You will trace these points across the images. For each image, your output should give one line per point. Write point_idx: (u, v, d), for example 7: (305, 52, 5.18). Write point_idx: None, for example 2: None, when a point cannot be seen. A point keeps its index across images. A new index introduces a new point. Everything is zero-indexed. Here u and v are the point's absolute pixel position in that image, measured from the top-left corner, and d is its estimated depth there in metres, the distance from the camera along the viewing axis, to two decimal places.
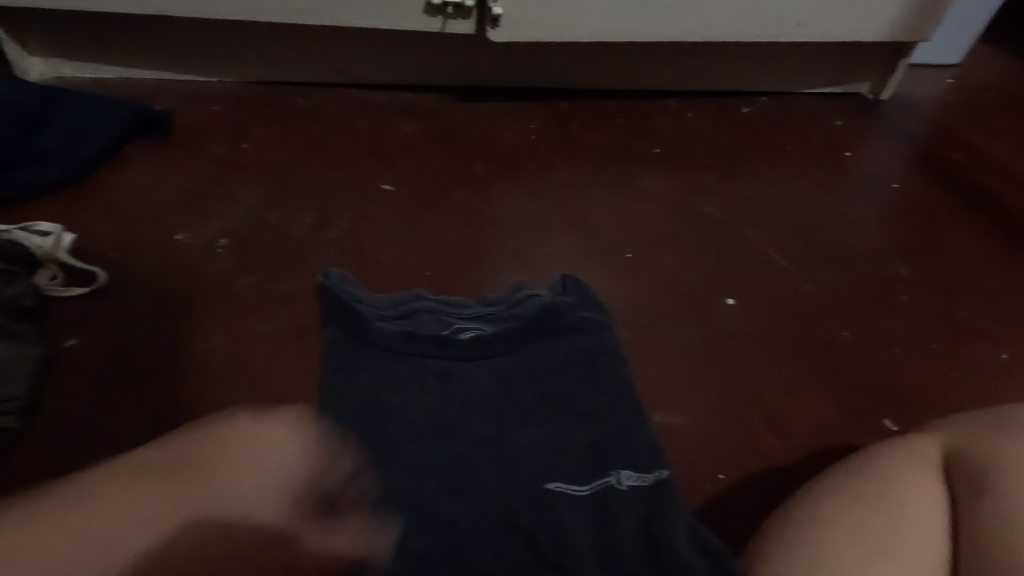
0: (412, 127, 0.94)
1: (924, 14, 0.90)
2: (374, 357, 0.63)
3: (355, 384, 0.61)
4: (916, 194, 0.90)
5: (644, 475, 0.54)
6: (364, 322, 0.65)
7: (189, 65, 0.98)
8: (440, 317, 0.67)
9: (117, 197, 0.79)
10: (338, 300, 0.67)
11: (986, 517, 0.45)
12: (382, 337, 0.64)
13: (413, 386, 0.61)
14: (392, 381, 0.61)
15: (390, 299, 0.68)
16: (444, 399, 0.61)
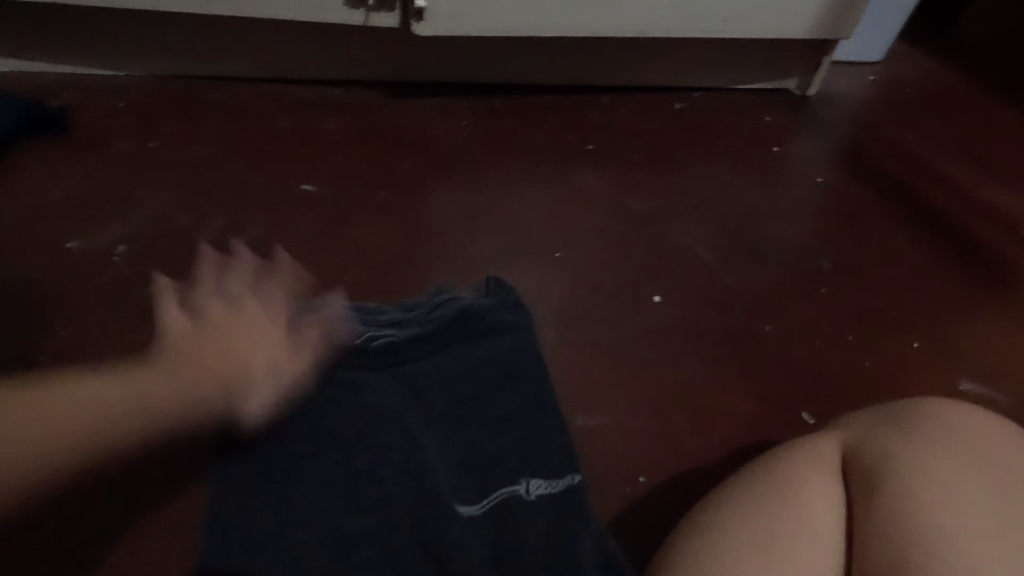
0: (336, 124, 0.91)
1: (841, 14, 0.95)
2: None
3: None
4: (837, 187, 0.92)
5: (553, 483, 0.53)
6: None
7: (91, 58, 0.92)
8: (350, 323, 0.63)
9: (4, 201, 0.74)
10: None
11: (883, 525, 0.41)
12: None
13: (315, 396, 0.57)
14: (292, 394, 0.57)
15: (294, 303, 0.63)
16: (347, 410, 0.56)
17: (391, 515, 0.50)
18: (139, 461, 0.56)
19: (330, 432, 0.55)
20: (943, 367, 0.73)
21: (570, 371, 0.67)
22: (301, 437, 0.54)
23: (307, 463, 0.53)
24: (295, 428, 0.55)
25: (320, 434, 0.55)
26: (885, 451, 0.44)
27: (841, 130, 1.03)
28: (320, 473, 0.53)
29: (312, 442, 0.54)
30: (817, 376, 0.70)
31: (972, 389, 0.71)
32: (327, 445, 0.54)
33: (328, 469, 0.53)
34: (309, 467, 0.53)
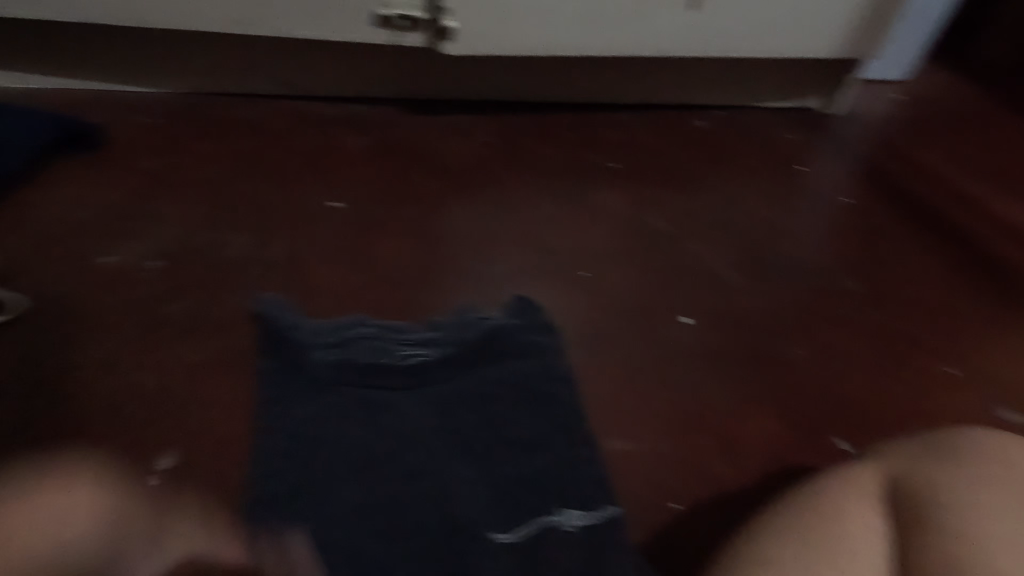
0: (360, 141, 0.92)
1: (865, 33, 0.94)
2: (311, 389, 0.60)
3: (290, 419, 0.58)
4: (863, 207, 0.92)
5: (589, 513, 0.53)
6: (300, 355, 0.63)
7: (123, 76, 0.95)
8: (381, 343, 0.64)
9: (38, 216, 0.76)
10: (273, 330, 0.65)
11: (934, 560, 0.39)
12: (318, 368, 0.61)
13: (350, 418, 0.58)
14: (328, 416, 0.58)
15: (329, 324, 0.66)
16: (382, 431, 0.58)
17: (428, 540, 0.51)
18: (168, 480, 0.56)
19: (365, 455, 0.56)
20: (977, 393, 0.71)
21: (596, 392, 0.66)
22: (337, 459, 0.56)
23: (343, 484, 0.54)
24: (330, 449, 0.56)
25: (354, 456, 0.56)
26: (931, 483, 0.43)
27: (866, 149, 1.02)
28: (356, 495, 0.54)
29: (348, 464, 0.55)
30: (847, 400, 0.69)
31: (1008, 418, 0.70)
32: (363, 466, 0.55)
33: (365, 491, 0.54)
34: (344, 489, 0.54)
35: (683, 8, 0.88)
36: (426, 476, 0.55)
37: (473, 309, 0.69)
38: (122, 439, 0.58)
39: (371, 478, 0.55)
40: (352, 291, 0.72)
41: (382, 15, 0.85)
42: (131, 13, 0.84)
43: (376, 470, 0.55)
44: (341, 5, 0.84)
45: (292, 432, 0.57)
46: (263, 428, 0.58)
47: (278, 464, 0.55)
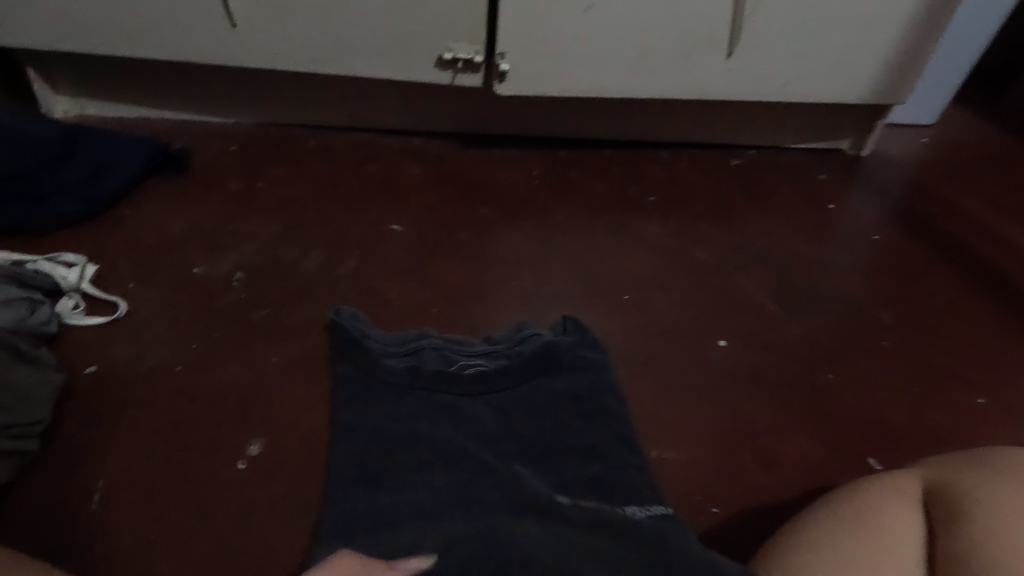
0: (419, 170, 1.00)
1: (896, 81, 1.00)
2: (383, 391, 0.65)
3: (364, 419, 0.63)
4: (895, 244, 0.95)
5: (648, 508, 0.56)
6: (372, 360, 0.68)
7: (208, 108, 1.06)
8: (443, 351, 0.70)
9: (136, 229, 0.85)
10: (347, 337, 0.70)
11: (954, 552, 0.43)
12: (389, 371, 0.67)
13: (421, 417, 0.64)
14: (400, 415, 0.64)
15: (397, 336, 0.71)
16: (448, 428, 0.63)
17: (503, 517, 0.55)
18: (253, 467, 0.61)
19: (436, 446, 0.61)
20: (1011, 423, 0.73)
21: (640, 407, 0.71)
22: (413, 452, 0.61)
23: (421, 473, 0.59)
24: (404, 444, 0.61)
25: (427, 447, 0.61)
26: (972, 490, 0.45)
27: (898, 189, 1.06)
28: (435, 483, 0.58)
29: (423, 455, 0.60)
30: (881, 424, 0.72)
31: None
32: (434, 455, 0.60)
33: (440, 480, 0.58)
34: (420, 477, 0.59)
35: (722, 55, 0.94)
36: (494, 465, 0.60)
37: (527, 326, 0.74)
38: (212, 427, 0.64)
39: (444, 465, 0.60)
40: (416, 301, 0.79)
41: (444, 58, 0.94)
42: (225, 54, 0.94)
43: (448, 462, 0.60)
44: (409, 49, 0.93)
45: (370, 429, 0.62)
46: (344, 428, 0.63)
47: (360, 459, 0.60)
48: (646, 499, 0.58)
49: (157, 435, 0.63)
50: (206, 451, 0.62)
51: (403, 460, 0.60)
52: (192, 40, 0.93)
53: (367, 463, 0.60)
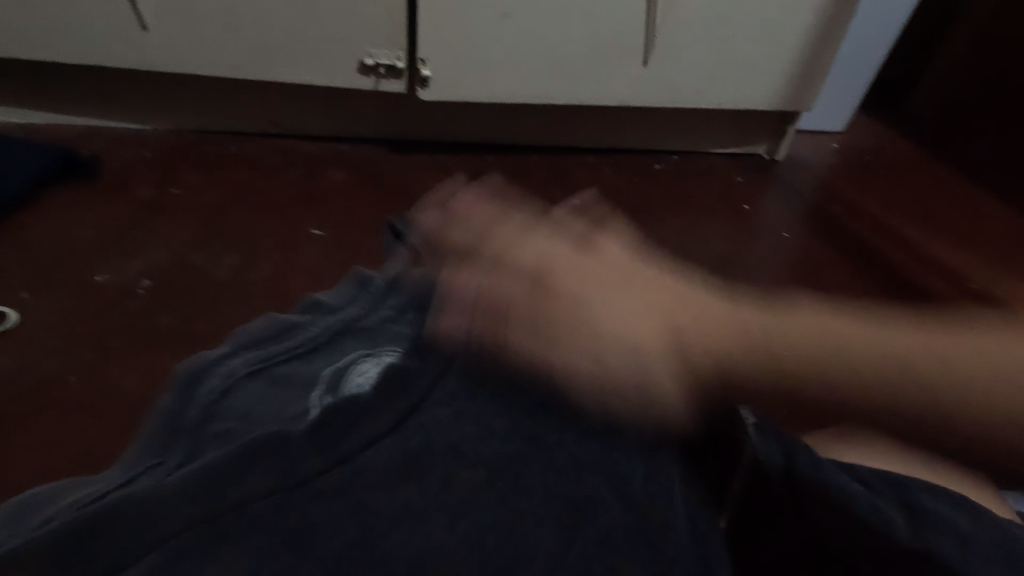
0: (343, 175, 0.99)
1: (802, 88, 1.06)
2: (182, 501, 0.34)
3: (142, 474, 0.38)
4: (802, 241, 1.01)
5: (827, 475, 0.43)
6: (134, 512, 0.34)
7: (119, 113, 1.02)
8: (230, 419, 0.42)
9: (35, 238, 0.82)
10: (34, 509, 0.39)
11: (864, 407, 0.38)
12: (179, 479, 0.35)
13: (205, 381, 0.46)
14: (193, 430, 0.42)
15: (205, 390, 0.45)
16: (269, 340, 0.50)
17: (506, 418, 0.41)
18: None
19: (257, 372, 0.47)
20: None
21: None
22: (225, 409, 0.43)
23: (269, 405, 0.43)
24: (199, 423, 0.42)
25: (265, 369, 0.47)
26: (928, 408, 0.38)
27: (807, 190, 1.13)
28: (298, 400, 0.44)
29: (229, 395, 0.44)
30: None
31: None
32: (278, 388, 0.45)
33: (293, 386, 0.45)
34: (280, 459, 0.36)
35: (638, 64, 0.98)
36: (332, 332, 0.50)
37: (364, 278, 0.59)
38: (108, 438, 0.63)
39: (294, 370, 0.47)
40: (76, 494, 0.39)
41: (366, 64, 0.94)
42: (133, 56, 0.91)
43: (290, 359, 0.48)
44: (329, 55, 0.93)
45: (184, 477, 0.36)
46: (188, 565, 0.32)
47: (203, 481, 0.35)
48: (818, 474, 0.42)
49: (47, 446, 0.63)
50: (101, 455, 0.62)
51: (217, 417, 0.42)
52: (96, 42, 0.90)
53: (199, 472, 0.35)
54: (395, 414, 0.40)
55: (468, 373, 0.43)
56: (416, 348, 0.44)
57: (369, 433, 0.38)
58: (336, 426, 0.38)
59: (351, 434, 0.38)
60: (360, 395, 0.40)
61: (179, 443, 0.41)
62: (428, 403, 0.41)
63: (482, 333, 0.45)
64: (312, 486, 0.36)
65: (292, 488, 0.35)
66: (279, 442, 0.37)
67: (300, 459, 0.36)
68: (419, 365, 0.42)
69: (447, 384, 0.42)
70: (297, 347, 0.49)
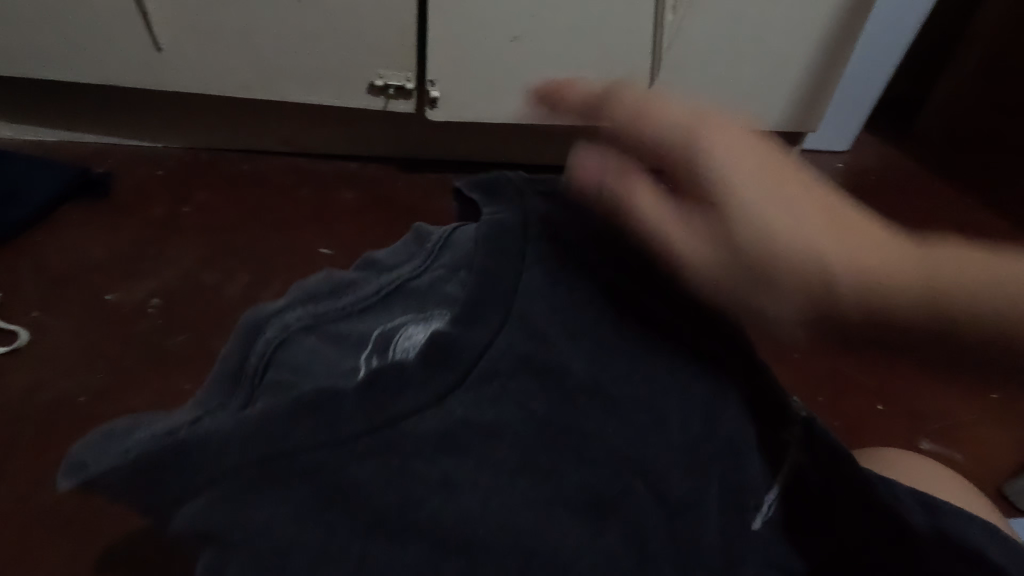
0: (352, 193, 1.01)
1: (808, 109, 1.07)
2: (230, 451, 0.30)
3: (188, 418, 0.33)
4: None
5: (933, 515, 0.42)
6: (189, 457, 0.31)
7: (133, 131, 1.04)
8: (271, 366, 0.35)
9: (49, 256, 0.83)
10: (102, 435, 0.36)
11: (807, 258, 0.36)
12: (235, 423, 0.31)
13: (245, 332, 0.38)
14: (234, 382, 0.35)
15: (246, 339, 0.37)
16: (323, 290, 0.41)
17: (547, 392, 0.35)
18: None
19: (310, 328, 0.38)
20: (909, 428, 0.77)
21: None
22: (271, 355, 0.36)
23: (317, 363, 0.36)
24: (241, 366, 0.36)
25: (319, 327, 0.38)
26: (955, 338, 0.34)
27: None
28: (346, 363, 0.37)
29: (277, 346, 0.36)
30: None
31: (933, 450, 0.75)
32: (327, 347, 0.38)
33: (343, 350, 0.38)
34: (326, 433, 0.31)
35: (644, 86, 0.99)
36: (391, 286, 0.42)
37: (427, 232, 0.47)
38: None
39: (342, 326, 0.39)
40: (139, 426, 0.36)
41: (376, 84, 0.95)
42: (148, 77, 0.93)
43: (351, 316, 0.40)
44: (341, 76, 0.95)
45: (228, 428, 0.31)
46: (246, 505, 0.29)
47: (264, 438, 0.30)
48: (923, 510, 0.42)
49: (58, 468, 0.62)
50: None
51: (255, 363, 0.35)
52: (112, 63, 0.91)
53: (254, 431, 0.30)
54: (451, 375, 0.34)
55: (531, 328, 0.36)
56: (482, 300, 0.36)
57: (419, 399, 0.33)
58: (384, 384, 0.32)
59: (404, 393, 0.32)
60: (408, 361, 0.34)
61: (225, 387, 0.35)
62: (485, 370, 0.35)
63: (561, 287, 0.39)
64: (361, 445, 0.31)
65: (333, 448, 0.30)
66: (328, 402, 0.31)
67: (346, 416, 0.31)
68: (478, 324, 0.35)
69: (507, 338, 0.36)
70: (354, 303, 0.40)
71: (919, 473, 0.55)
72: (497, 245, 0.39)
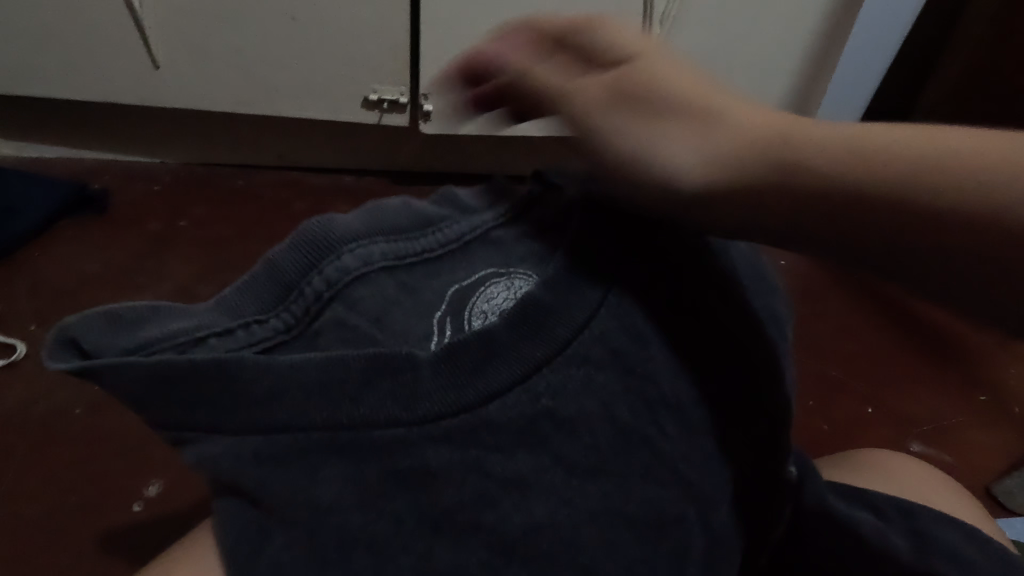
0: (346, 207, 1.02)
1: None
2: (300, 392, 0.27)
3: (232, 324, 0.29)
4: (800, 269, 1.00)
5: (903, 524, 0.45)
6: (242, 384, 0.27)
7: (132, 147, 1.05)
8: (337, 302, 0.30)
9: (46, 271, 0.84)
10: (108, 317, 0.29)
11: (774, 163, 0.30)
12: (304, 365, 0.27)
13: (309, 247, 0.30)
14: (283, 298, 0.30)
15: (306, 253, 0.30)
16: (401, 223, 0.34)
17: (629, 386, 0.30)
18: (156, 506, 0.61)
19: (389, 269, 0.32)
20: (898, 432, 0.77)
21: None
22: (341, 288, 0.30)
23: (388, 317, 0.31)
24: (295, 282, 0.30)
25: (397, 274, 0.32)
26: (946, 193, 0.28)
27: None
28: (418, 324, 0.31)
29: (355, 283, 0.30)
30: None
31: (922, 452, 0.76)
32: (400, 298, 0.31)
33: (415, 306, 0.31)
34: (401, 402, 0.27)
35: None
36: (474, 233, 0.35)
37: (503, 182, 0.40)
38: (111, 470, 0.64)
39: (419, 274, 0.33)
40: (151, 316, 0.29)
41: (370, 99, 0.97)
42: (145, 94, 0.95)
43: (424, 264, 0.33)
44: (336, 91, 0.96)
45: (297, 367, 0.27)
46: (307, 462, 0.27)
47: (334, 399, 0.27)
48: (892, 515, 0.46)
49: (52, 481, 0.63)
50: (104, 490, 0.62)
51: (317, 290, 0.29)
52: (110, 80, 0.93)
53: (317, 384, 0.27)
54: (542, 347, 0.29)
55: (631, 321, 0.31)
56: (581, 268, 0.32)
57: (513, 370, 0.29)
58: (467, 363, 0.28)
59: (482, 374, 0.28)
60: (493, 326, 0.29)
61: (269, 298, 0.30)
62: (576, 352, 0.30)
63: (666, 273, 0.33)
64: (436, 429, 0.27)
65: (411, 425, 0.27)
66: (405, 369, 0.28)
67: (426, 388, 0.28)
68: (574, 299, 0.30)
69: (602, 325, 0.31)
70: (435, 247, 0.34)
71: (906, 475, 0.55)
72: (597, 212, 0.34)
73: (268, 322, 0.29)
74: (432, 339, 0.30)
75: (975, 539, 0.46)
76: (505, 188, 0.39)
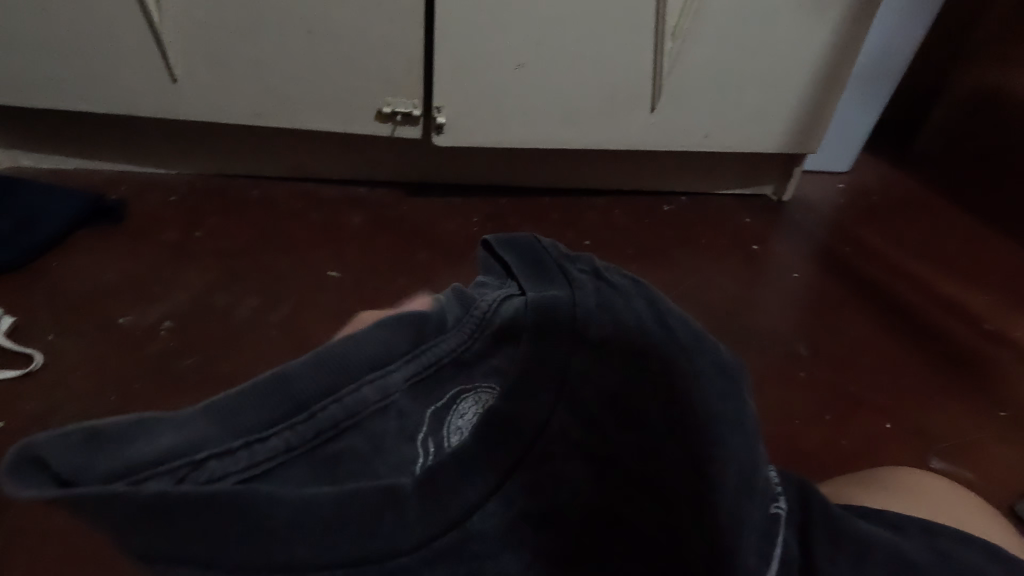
0: (359, 218, 1.02)
1: (809, 130, 1.08)
2: (321, 522, 0.26)
3: (231, 443, 0.26)
4: (814, 281, 0.99)
5: (927, 543, 0.45)
6: (267, 517, 0.25)
7: (148, 159, 1.06)
8: (352, 429, 0.31)
9: (62, 282, 0.85)
10: (84, 432, 0.23)
11: None
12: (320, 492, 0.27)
13: (328, 372, 0.31)
14: (291, 416, 0.29)
15: (315, 379, 0.30)
16: (405, 343, 0.36)
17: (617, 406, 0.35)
18: None
19: (385, 398, 0.33)
20: (917, 449, 0.76)
21: None
22: (353, 417, 0.31)
23: (389, 441, 0.33)
24: (312, 406, 0.30)
25: (399, 397, 0.34)
26: None
27: (816, 229, 1.11)
28: (407, 449, 0.33)
29: (370, 413, 0.32)
30: (794, 450, 0.74)
31: (944, 469, 0.74)
32: (388, 419, 0.33)
33: (400, 430, 0.34)
34: (392, 528, 0.28)
35: (646, 110, 1.01)
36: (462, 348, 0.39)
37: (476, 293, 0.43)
38: None
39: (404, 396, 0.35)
40: (134, 430, 0.24)
41: (384, 111, 0.98)
42: (162, 106, 0.96)
43: (416, 382, 0.36)
44: (350, 104, 0.97)
45: (313, 500, 0.26)
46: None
47: (349, 530, 0.26)
48: (915, 534, 0.46)
49: None
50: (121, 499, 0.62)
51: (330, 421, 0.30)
52: (128, 92, 0.94)
53: (345, 512, 0.27)
54: (506, 455, 0.33)
55: (577, 407, 0.37)
56: (526, 379, 0.37)
57: (484, 482, 0.31)
58: (444, 478, 0.31)
59: (461, 491, 0.30)
60: (463, 446, 0.32)
61: (279, 414, 0.28)
62: (534, 455, 0.34)
63: (607, 364, 0.38)
64: (427, 550, 0.28)
65: (407, 554, 0.28)
66: (391, 500, 0.28)
67: (410, 516, 0.28)
68: (528, 403, 0.36)
69: (556, 418, 0.36)
70: (425, 367, 0.36)
71: (931, 493, 0.54)
72: (542, 323, 0.39)
73: (268, 441, 0.28)
74: (416, 461, 0.32)
75: (1002, 557, 0.45)
76: (463, 299, 0.42)
